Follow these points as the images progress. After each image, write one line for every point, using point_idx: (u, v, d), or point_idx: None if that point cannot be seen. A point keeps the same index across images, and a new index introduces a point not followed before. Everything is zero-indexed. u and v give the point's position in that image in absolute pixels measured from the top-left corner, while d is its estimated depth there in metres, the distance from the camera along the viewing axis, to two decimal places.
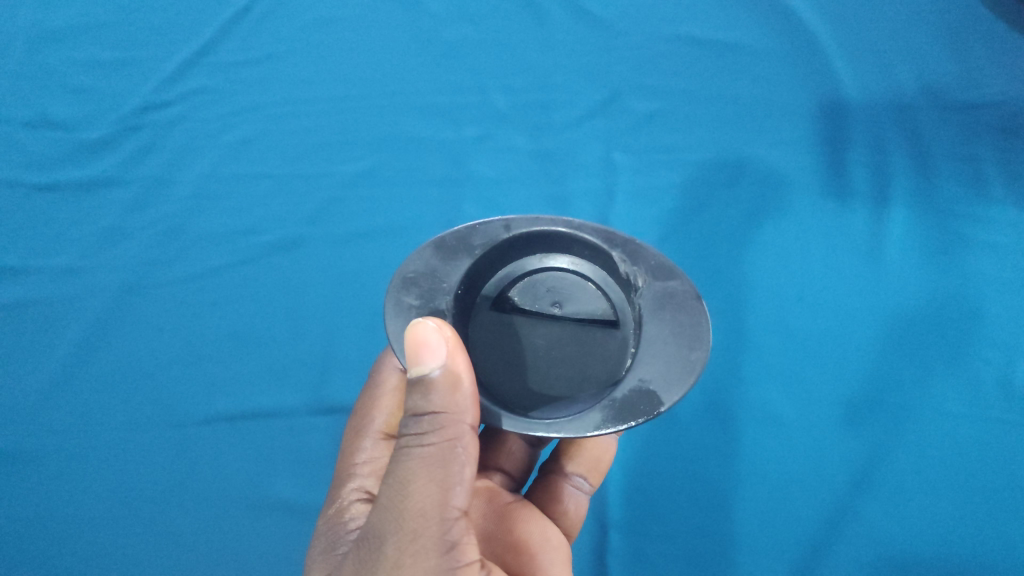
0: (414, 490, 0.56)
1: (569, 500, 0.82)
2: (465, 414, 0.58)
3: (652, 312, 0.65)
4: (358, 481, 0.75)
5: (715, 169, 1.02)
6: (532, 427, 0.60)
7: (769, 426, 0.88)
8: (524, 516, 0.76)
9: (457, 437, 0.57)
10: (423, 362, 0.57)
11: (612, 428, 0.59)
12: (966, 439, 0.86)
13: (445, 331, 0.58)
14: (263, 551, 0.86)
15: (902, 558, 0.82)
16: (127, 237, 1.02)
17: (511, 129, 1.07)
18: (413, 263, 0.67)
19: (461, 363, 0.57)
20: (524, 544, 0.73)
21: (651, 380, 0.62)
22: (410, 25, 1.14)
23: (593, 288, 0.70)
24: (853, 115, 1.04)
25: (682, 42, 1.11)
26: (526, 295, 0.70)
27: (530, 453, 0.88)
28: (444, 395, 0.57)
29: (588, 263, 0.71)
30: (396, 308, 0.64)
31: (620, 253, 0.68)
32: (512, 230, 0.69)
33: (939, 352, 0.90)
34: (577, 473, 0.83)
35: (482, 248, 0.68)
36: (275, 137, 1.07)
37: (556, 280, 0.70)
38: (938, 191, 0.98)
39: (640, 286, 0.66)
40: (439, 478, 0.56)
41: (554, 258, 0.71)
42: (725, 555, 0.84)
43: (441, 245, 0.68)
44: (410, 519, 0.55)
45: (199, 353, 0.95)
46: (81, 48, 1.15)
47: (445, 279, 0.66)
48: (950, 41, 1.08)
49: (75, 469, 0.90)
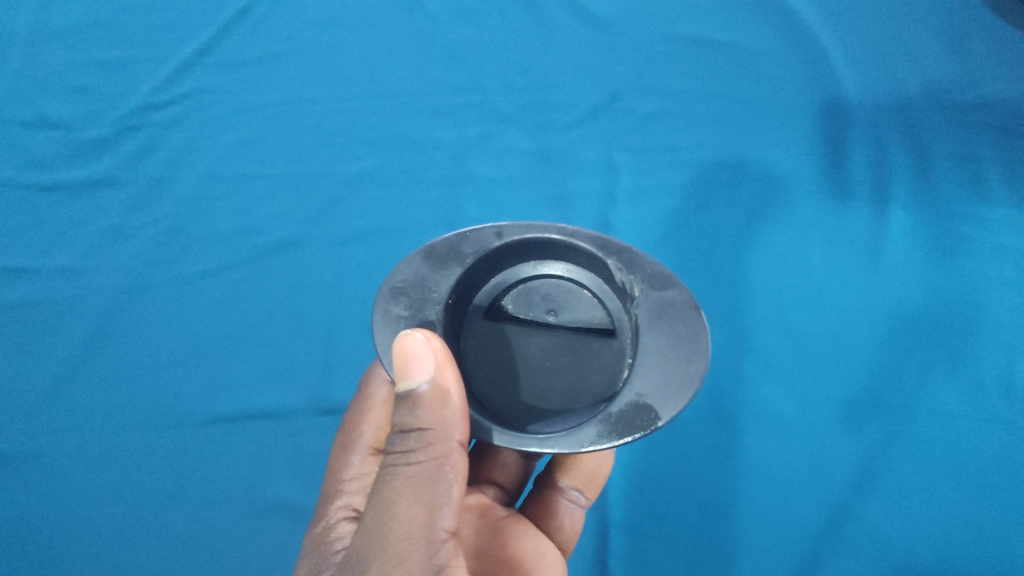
0: (400, 511, 0.56)
1: (565, 514, 0.82)
2: (453, 431, 0.57)
3: (649, 322, 0.65)
4: (345, 498, 0.75)
5: (716, 169, 1.02)
6: (525, 442, 0.59)
7: (769, 427, 0.88)
8: (519, 531, 0.76)
9: (445, 455, 0.57)
10: (412, 376, 0.56)
11: (609, 443, 0.59)
12: (967, 441, 0.86)
13: (434, 343, 0.58)
14: (264, 552, 0.86)
15: (903, 560, 0.82)
16: (127, 237, 1.01)
17: (511, 129, 1.07)
18: (401, 272, 0.67)
19: (449, 377, 0.57)
20: (518, 560, 0.73)
21: (647, 394, 0.61)
22: (410, 24, 1.14)
23: (589, 296, 0.69)
24: (854, 115, 1.04)
25: (682, 42, 1.10)
26: (519, 303, 0.69)
27: (526, 465, 0.87)
28: (432, 411, 0.57)
29: (583, 271, 0.70)
30: (384, 320, 0.65)
31: (616, 261, 0.67)
32: (503, 237, 0.68)
33: (940, 353, 0.89)
34: (572, 486, 0.83)
35: (473, 256, 0.67)
36: (276, 137, 1.07)
37: (551, 287, 0.70)
38: (939, 191, 0.97)
39: (637, 295, 0.66)
40: (426, 498, 0.56)
41: (548, 264, 0.70)
42: (726, 556, 0.84)
43: (430, 253, 0.67)
44: (396, 542, 0.55)
45: (199, 354, 0.94)
46: (81, 48, 1.15)
47: (434, 289, 0.66)
48: (951, 41, 1.08)
49: (74, 470, 0.90)
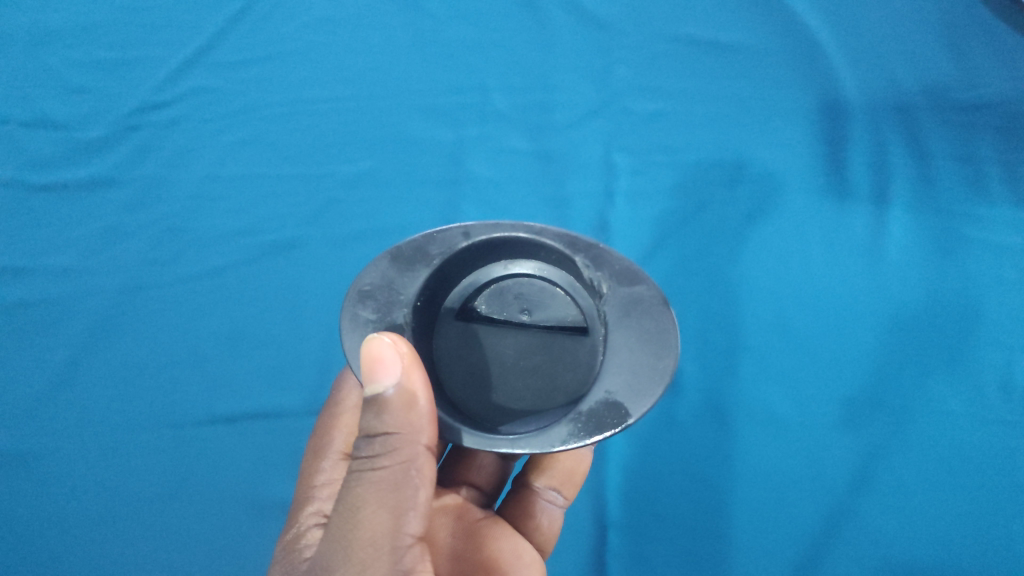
0: (364, 518, 0.57)
1: (543, 515, 0.83)
2: (420, 435, 0.58)
3: (617, 319, 0.66)
4: (317, 504, 0.77)
5: (714, 170, 1.02)
6: (497, 444, 0.60)
7: (767, 426, 0.89)
8: (495, 532, 0.78)
9: (411, 459, 0.58)
10: (378, 380, 0.57)
11: (580, 442, 0.60)
12: (965, 440, 0.86)
13: (400, 347, 0.58)
14: (260, 552, 0.86)
15: (901, 559, 0.82)
16: (127, 237, 1.02)
17: (510, 129, 1.07)
18: (369, 275, 0.68)
19: (416, 381, 0.57)
20: (494, 561, 0.75)
21: (616, 392, 0.63)
22: (410, 25, 1.15)
23: (561, 294, 0.71)
24: (852, 116, 1.04)
25: (681, 43, 1.11)
26: (493, 303, 0.71)
27: (502, 466, 0.89)
28: (398, 416, 0.58)
29: (553, 268, 0.71)
30: (352, 323, 0.65)
31: (583, 259, 0.69)
32: (471, 237, 0.71)
33: (938, 352, 0.90)
34: (549, 486, 0.84)
35: (441, 257, 0.69)
36: (275, 136, 1.08)
37: (522, 286, 0.71)
38: (937, 192, 0.98)
39: (605, 292, 0.68)
40: (391, 504, 0.57)
41: (519, 263, 0.72)
42: (724, 556, 0.84)
43: (398, 255, 0.69)
44: (360, 549, 0.56)
45: (199, 353, 0.95)
46: (81, 48, 1.15)
47: (402, 292, 0.67)
48: (948, 42, 1.08)
49: (72, 468, 0.89)
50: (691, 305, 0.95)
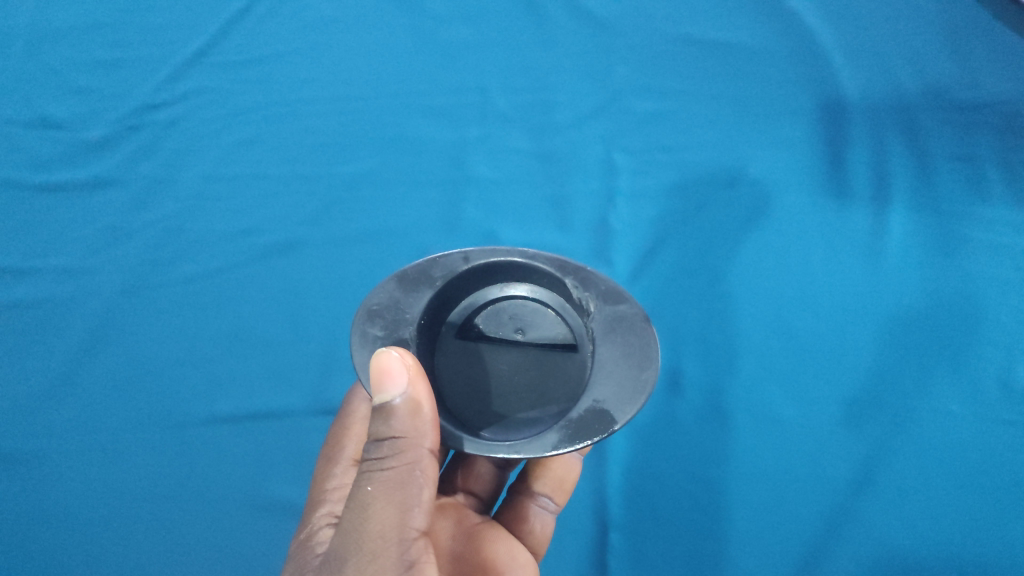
0: (374, 512, 0.57)
1: (535, 519, 0.83)
2: (425, 439, 0.58)
3: (603, 334, 0.67)
4: (328, 506, 0.77)
5: (714, 170, 1.02)
6: (494, 449, 0.60)
7: (768, 427, 0.88)
8: (493, 536, 0.79)
9: (416, 461, 0.58)
10: (386, 390, 0.57)
11: (570, 447, 0.60)
12: (966, 440, 0.86)
13: (407, 359, 0.58)
14: (261, 552, 0.85)
15: (903, 559, 0.81)
16: (128, 237, 1.02)
17: (511, 129, 1.08)
18: (377, 295, 0.68)
19: (422, 391, 0.58)
20: (490, 564, 0.76)
21: (604, 400, 0.63)
22: (411, 27, 1.16)
23: (552, 314, 0.71)
24: (852, 116, 1.05)
25: (680, 43, 1.12)
26: (489, 322, 0.71)
27: (500, 474, 0.88)
28: (405, 421, 0.58)
29: (545, 290, 0.72)
30: (362, 340, 0.65)
31: (573, 280, 0.70)
32: (470, 261, 0.71)
33: (939, 353, 0.89)
34: (543, 492, 0.84)
35: (443, 279, 0.70)
36: (276, 136, 1.08)
37: (517, 306, 0.71)
38: (938, 191, 0.98)
39: (592, 310, 0.69)
40: (399, 500, 0.58)
41: (514, 286, 0.73)
42: (725, 555, 0.83)
43: (403, 277, 0.69)
44: (370, 541, 0.57)
45: (200, 352, 0.95)
46: (82, 50, 1.16)
47: (408, 311, 0.67)
48: (948, 43, 1.09)
49: (70, 467, 0.89)
50: (691, 305, 0.95)
